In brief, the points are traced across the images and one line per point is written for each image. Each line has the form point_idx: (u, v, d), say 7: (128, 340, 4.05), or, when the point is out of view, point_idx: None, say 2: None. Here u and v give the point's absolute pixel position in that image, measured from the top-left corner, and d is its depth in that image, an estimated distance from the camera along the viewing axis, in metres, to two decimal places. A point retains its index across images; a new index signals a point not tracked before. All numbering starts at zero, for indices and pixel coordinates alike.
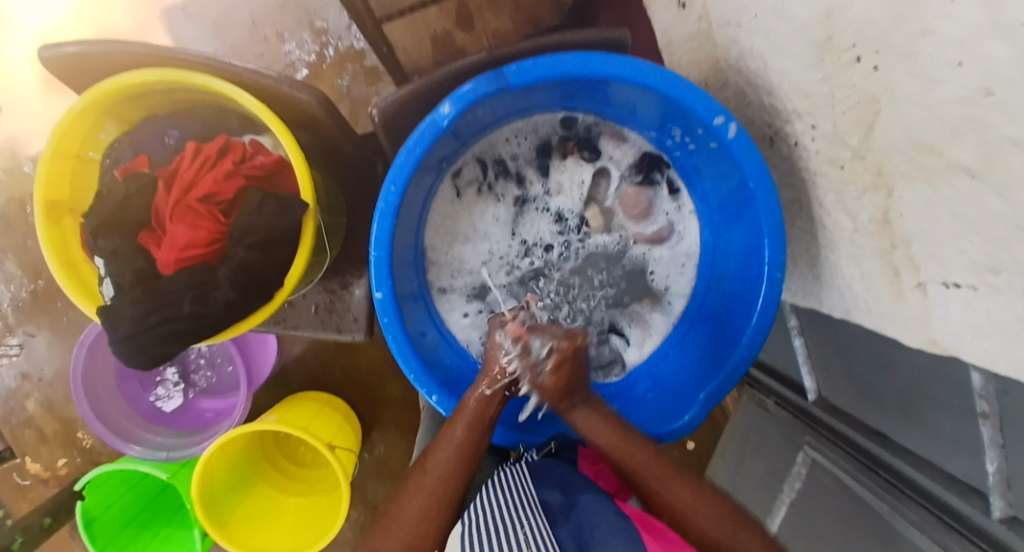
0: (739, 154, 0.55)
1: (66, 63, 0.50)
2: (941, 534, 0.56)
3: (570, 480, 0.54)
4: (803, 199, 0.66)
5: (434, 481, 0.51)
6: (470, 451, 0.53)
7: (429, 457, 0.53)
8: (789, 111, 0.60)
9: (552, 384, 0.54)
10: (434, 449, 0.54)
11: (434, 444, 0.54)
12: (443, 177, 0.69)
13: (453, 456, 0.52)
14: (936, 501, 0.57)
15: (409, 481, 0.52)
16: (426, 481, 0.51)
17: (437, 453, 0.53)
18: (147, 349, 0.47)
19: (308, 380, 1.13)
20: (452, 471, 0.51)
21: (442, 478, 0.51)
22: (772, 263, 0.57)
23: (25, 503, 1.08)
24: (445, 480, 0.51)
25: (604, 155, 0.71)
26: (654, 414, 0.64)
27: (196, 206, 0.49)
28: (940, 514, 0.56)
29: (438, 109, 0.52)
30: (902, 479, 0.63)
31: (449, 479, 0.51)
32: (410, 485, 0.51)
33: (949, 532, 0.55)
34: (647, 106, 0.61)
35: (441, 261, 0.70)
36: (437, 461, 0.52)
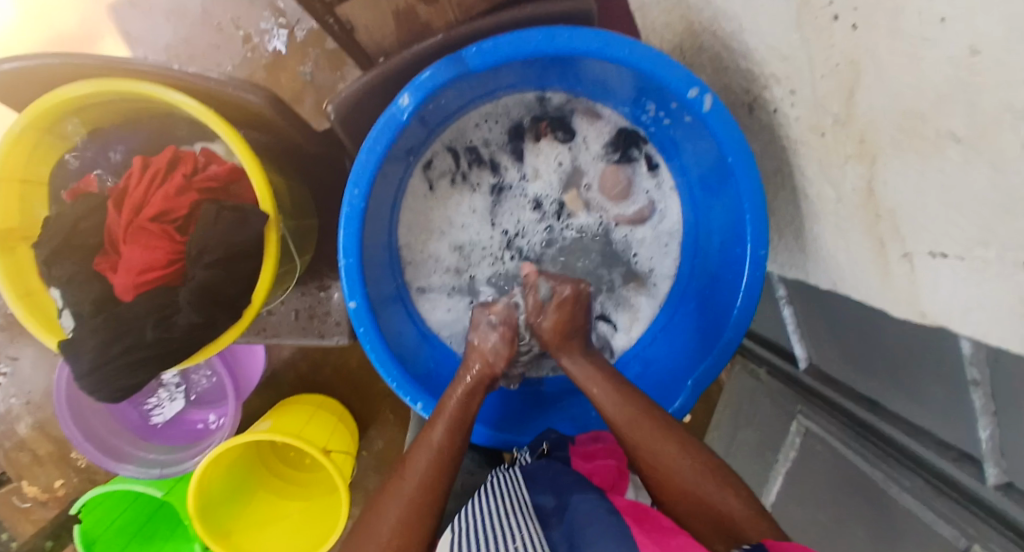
0: (717, 128, 0.53)
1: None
2: (932, 500, 0.55)
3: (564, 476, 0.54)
4: (785, 168, 0.64)
5: (414, 486, 0.48)
6: (450, 451, 0.52)
7: (408, 460, 0.51)
8: (767, 77, 0.58)
9: (554, 325, 0.58)
10: (413, 450, 0.52)
11: (414, 446, 0.52)
12: (414, 171, 0.66)
13: (432, 455, 0.51)
14: (926, 467, 0.56)
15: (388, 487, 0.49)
16: (405, 487, 0.48)
17: (416, 455, 0.51)
18: (111, 381, 0.45)
19: (301, 382, 1.11)
20: (433, 474, 0.49)
21: (423, 484, 0.49)
22: (755, 239, 0.55)
23: (27, 524, 1.08)
24: (425, 485, 0.49)
25: (579, 135, 0.68)
26: (644, 403, 0.64)
27: (149, 226, 0.47)
28: (934, 481, 0.55)
29: (396, 102, 0.49)
30: (892, 444, 0.62)
31: (429, 483, 0.49)
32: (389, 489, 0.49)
33: (941, 499, 0.54)
34: (619, 80, 0.58)
35: (419, 259, 0.69)
36: (416, 463, 0.50)
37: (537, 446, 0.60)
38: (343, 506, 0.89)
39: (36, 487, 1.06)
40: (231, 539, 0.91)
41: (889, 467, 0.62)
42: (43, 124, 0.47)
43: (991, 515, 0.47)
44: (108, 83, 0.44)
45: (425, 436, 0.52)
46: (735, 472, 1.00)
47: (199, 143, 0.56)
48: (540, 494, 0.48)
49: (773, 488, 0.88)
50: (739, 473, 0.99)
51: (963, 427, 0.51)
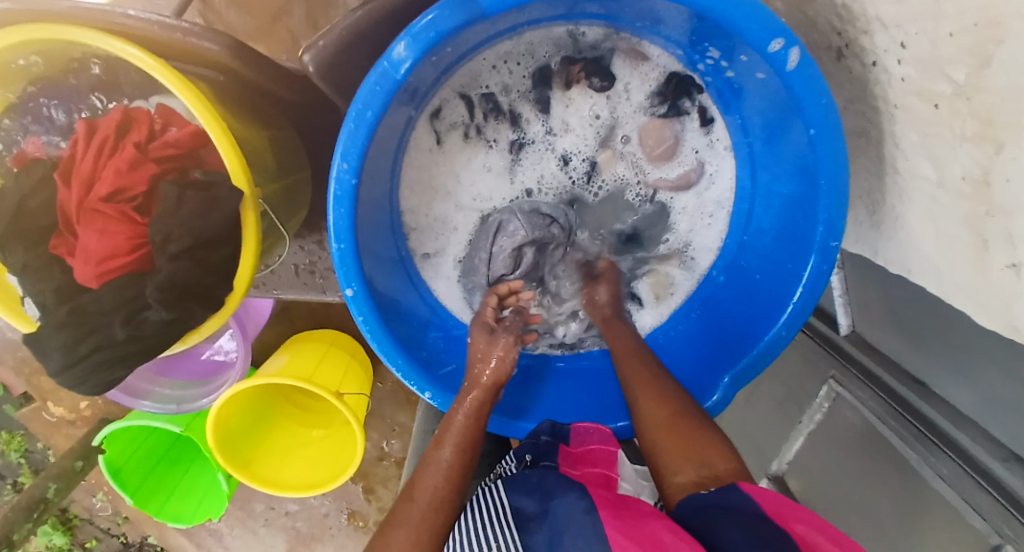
0: (800, 92, 0.42)
1: None
2: (967, 489, 0.51)
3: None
4: (872, 132, 0.52)
5: (428, 510, 0.41)
6: (465, 467, 0.45)
7: (416, 483, 0.44)
8: (869, 18, 0.44)
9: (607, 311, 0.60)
10: (421, 472, 0.45)
11: (422, 466, 0.45)
12: (418, 123, 0.55)
13: (445, 476, 0.44)
14: (969, 460, 0.51)
15: (394, 513, 0.42)
16: (417, 511, 0.41)
17: (424, 477, 0.44)
18: (89, 377, 0.42)
19: (311, 318, 1.09)
20: (446, 495, 0.43)
21: (432, 505, 0.42)
22: (828, 229, 0.46)
23: (60, 438, 1.12)
24: (437, 510, 0.42)
25: (618, 81, 0.57)
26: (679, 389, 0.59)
27: (101, 208, 0.40)
28: (975, 477, 0.50)
29: (390, 54, 0.39)
30: (933, 428, 0.57)
31: (444, 503, 0.42)
32: (397, 515, 0.41)
33: (981, 492, 0.49)
34: (676, 18, 0.46)
35: (424, 223, 0.61)
36: (426, 486, 0.43)
37: (522, 456, 0.52)
38: (359, 445, 0.91)
39: (63, 408, 1.10)
40: (253, 469, 0.94)
41: (924, 450, 0.57)
42: None
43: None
44: (31, 29, 0.35)
45: (433, 455, 0.45)
46: (751, 426, 0.98)
47: (154, 98, 0.46)
48: None
49: (792, 448, 0.83)
50: (755, 427, 0.96)
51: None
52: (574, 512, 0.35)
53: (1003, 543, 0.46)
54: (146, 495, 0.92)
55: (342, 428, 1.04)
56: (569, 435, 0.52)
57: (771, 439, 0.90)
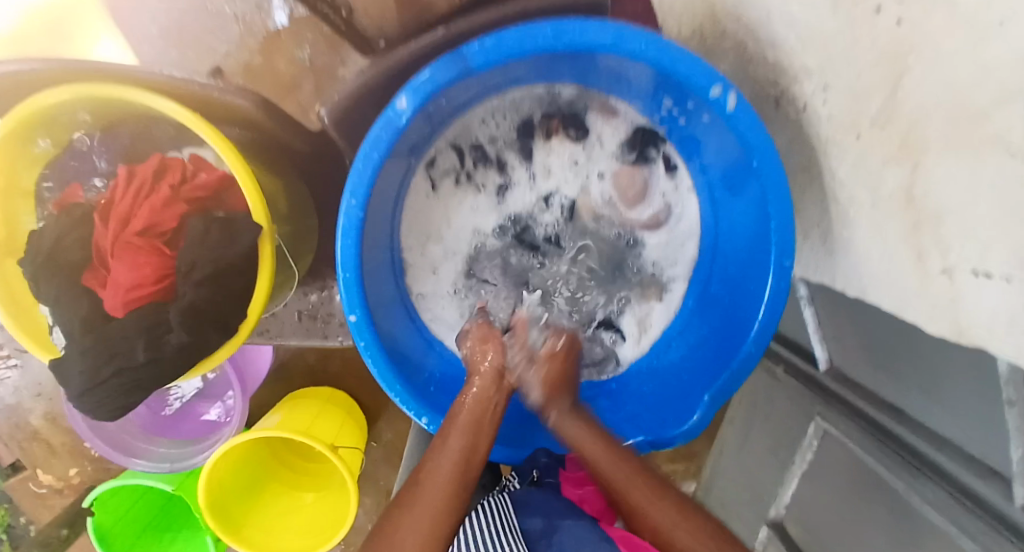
0: (743, 129, 0.49)
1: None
2: (954, 513, 0.51)
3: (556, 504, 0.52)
4: (814, 168, 0.59)
5: (438, 494, 0.44)
6: (469, 457, 0.48)
7: (423, 469, 0.46)
8: (797, 69, 0.53)
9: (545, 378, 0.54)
10: (429, 460, 0.47)
11: (429, 456, 0.48)
12: (416, 169, 0.62)
13: (452, 464, 0.46)
14: (954, 482, 0.53)
15: (403, 494, 0.45)
16: (428, 491, 0.44)
17: (433, 464, 0.46)
18: (105, 401, 0.44)
19: (308, 374, 1.09)
20: (453, 480, 0.45)
21: (442, 490, 0.44)
22: (781, 248, 0.51)
23: (44, 511, 1.08)
24: (445, 495, 0.44)
25: (592, 133, 0.65)
26: (665, 409, 0.61)
27: (134, 242, 0.44)
28: (962, 498, 0.51)
29: (392, 105, 0.46)
30: (918, 455, 0.58)
31: (451, 489, 0.45)
32: (406, 499, 0.44)
33: (967, 514, 0.50)
34: (636, 75, 0.54)
35: (419, 264, 0.66)
36: (435, 470, 0.46)
37: (527, 473, 0.60)
38: (351, 508, 0.89)
39: (50, 476, 1.07)
40: (241, 533, 0.90)
41: (910, 476, 0.59)
42: (23, 132, 0.44)
43: (1018, 535, 0.44)
44: (90, 86, 0.42)
45: (439, 451, 0.47)
46: (748, 472, 0.97)
47: (186, 148, 0.52)
48: None
49: (788, 491, 0.84)
50: (753, 470, 0.96)
51: (994, 438, 0.48)
52: (589, 542, 0.44)
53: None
54: None
55: (334, 493, 1.01)
56: (568, 462, 0.60)
57: (768, 482, 0.90)
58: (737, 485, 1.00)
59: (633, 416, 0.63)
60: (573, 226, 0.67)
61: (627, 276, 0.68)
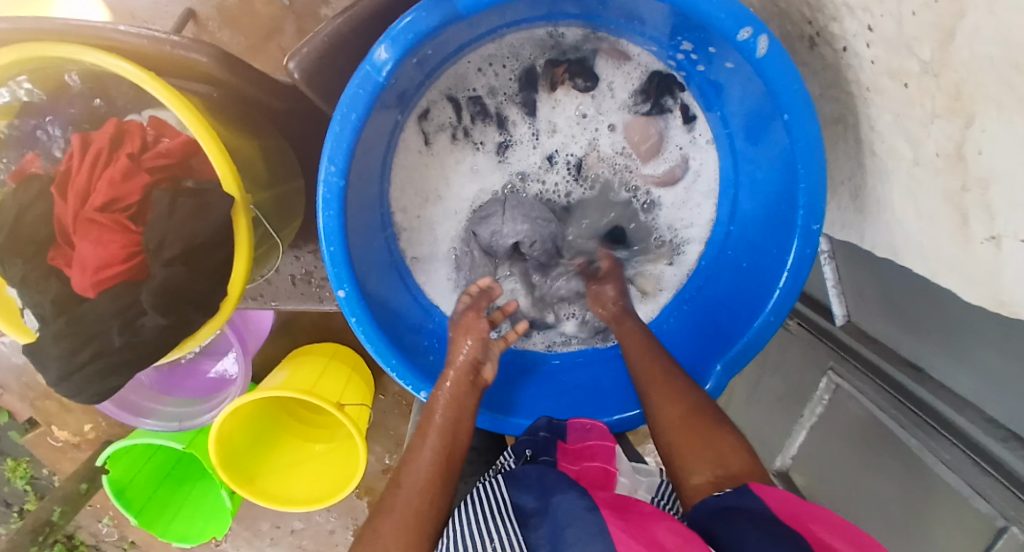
0: (772, 78, 0.43)
1: None
2: (971, 474, 0.51)
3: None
4: (849, 117, 0.53)
5: (418, 494, 0.42)
6: (449, 448, 0.46)
7: (402, 470, 0.45)
8: (837, 5, 0.46)
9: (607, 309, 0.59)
10: (409, 458, 0.45)
11: (409, 453, 0.46)
12: (407, 124, 0.56)
13: (433, 460, 0.45)
14: (969, 443, 0.51)
15: (384, 497, 0.43)
16: (410, 492, 0.43)
17: (411, 463, 0.45)
18: (88, 385, 0.42)
19: (312, 330, 1.09)
20: (434, 475, 0.44)
21: (423, 486, 0.43)
22: (809, 212, 0.46)
23: (66, 462, 1.13)
24: (428, 491, 0.43)
25: (602, 81, 0.58)
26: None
27: (97, 218, 0.41)
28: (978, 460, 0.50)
29: (370, 57, 0.40)
30: (936, 416, 0.56)
31: (432, 486, 0.43)
32: (388, 499, 0.43)
33: (983, 476, 0.49)
34: (652, 14, 0.47)
35: (414, 226, 0.61)
36: (415, 469, 0.44)
37: (521, 452, 0.52)
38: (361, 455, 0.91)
39: (67, 431, 1.10)
40: (256, 485, 0.93)
41: (926, 436, 0.57)
42: None
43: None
44: (26, 47, 0.37)
45: (415, 450, 0.45)
46: (755, 422, 0.98)
47: (146, 111, 0.48)
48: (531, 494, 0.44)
49: (795, 441, 0.85)
50: (760, 423, 0.96)
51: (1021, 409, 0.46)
52: (575, 511, 0.36)
53: (1008, 526, 0.47)
54: (152, 514, 0.92)
55: (345, 440, 1.04)
56: (566, 431, 0.53)
57: (777, 434, 0.90)
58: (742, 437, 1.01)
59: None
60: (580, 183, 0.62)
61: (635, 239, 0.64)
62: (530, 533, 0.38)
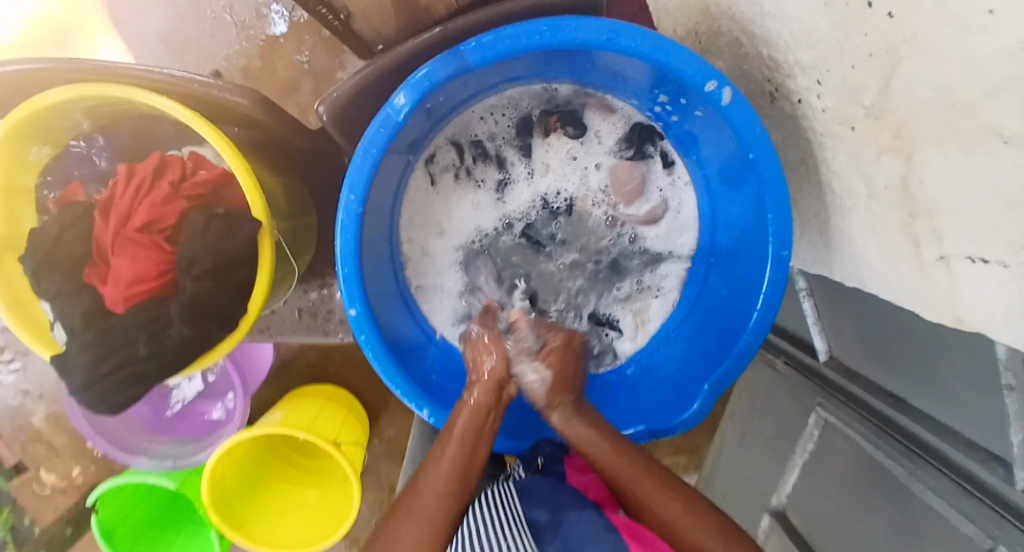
0: (738, 122, 0.49)
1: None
2: (956, 498, 0.52)
3: (562, 494, 0.51)
4: (809, 160, 0.59)
5: (433, 506, 0.46)
6: (466, 467, 0.49)
7: (420, 480, 0.47)
8: (791, 64, 0.53)
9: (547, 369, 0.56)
10: (425, 472, 0.48)
11: (424, 466, 0.49)
12: (415, 165, 0.62)
13: (447, 477, 0.47)
14: (954, 468, 0.53)
15: (399, 505, 0.46)
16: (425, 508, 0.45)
17: (428, 478, 0.47)
18: (108, 396, 0.44)
19: (310, 371, 1.10)
20: (446, 494, 0.46)
21: (438, 503, 0.46)
22: (778, 240, 0.51)
23: (48, 511, 1.09)
24: (440, 506, 0.46)
25: (590, 129, 0.65)
26: (661, 407, 0.61)
27: (136, 238, 0.45)
28: (960, 480, 0.52)
29: (391, 102, 0.46)
30: (919, 442, 0.58)
31: (447, 500, 0.46)
32: (401, 511, 0.46)
33: (969, 500, 0.50)
34: (634, 72, 0.55)
35: (419, 258, 0.65)
36: (429, 484, 0.47)
37: (532, 460, 0.58)
38: (355, 498, 0.90)
39: (53, 476, 1.08)
40: (245, 528, 0.91)
41: (912, 464, 0.59)
42: (27, 131, 0.44)
43: (1019, 518, 0.44)
44: (93, 87, 0.42)
45: (432, 468, 0.48)
46: (748, 465, 0.98)
47: (186, 147, 0.54)
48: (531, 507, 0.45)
49: (788, 481, 0.84)
50: (753, 466, 0.96)
51: (996, 428, 0.47)
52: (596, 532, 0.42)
53: (995, 548, 0.46)
54: None
55: (339, 486, 1.02)
56: (572, 448, 0.59)
57: (768, 476, 0.90)
58: (738, 481, 1.00)
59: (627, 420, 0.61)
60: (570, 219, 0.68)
61: (622, 271, 0.68)
62: (546, 547, 0.43)
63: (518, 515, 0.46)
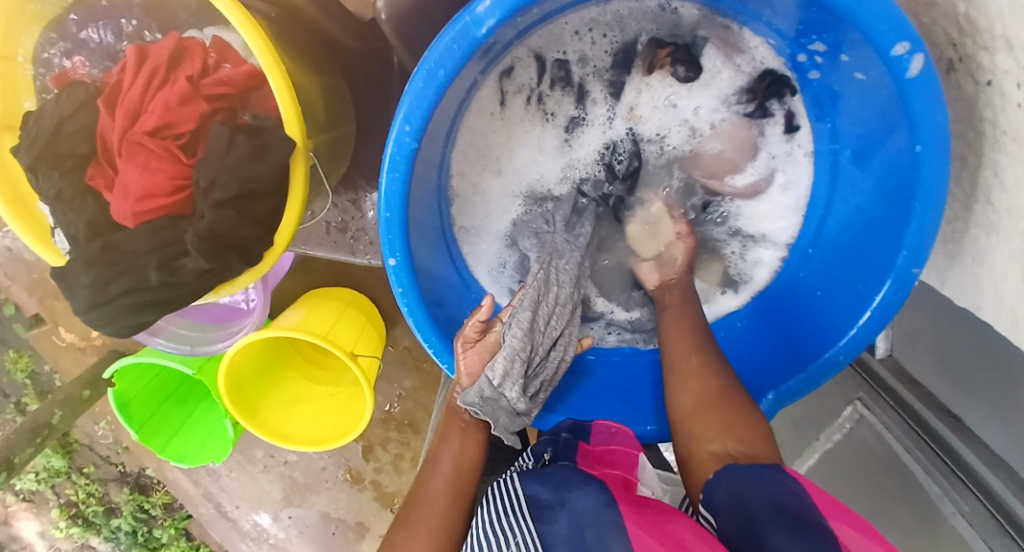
0: (915, 104, 0.38)
1: None
2: (989, 534, 0.47)
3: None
4: (970, 159, 0.48)
5: (439, 509, 0.45)
6: (461, 464, 0.47)
7: (423, 484, 0.47)
8: (994, 35, 0.40)
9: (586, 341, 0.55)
10: (427, 474, 0.47)
11: (426, 469, 0.48)
12: (485, 82, 0.51)
13: (449, 480, 0.47)
14: (991, 498, 0.49)
15: (406, 511, 0.45)
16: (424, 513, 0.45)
17: (427, 485, 0.47)
18: (116, 320, 0.40)
19: (331, 273, 1.06)
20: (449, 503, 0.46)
21: (445, 504, 0.45)
22: (912, 255, 0.43)
23: (69, 363, 1.13)
24: (447, 505, 0.45)
25: (705, 71, 0.54)
26: (809, 327, 0.52)
27: (146, 143, 0.37)
28: (995, 513, 0.48)
29: (468, 11, 0.35)
30: (964, 467, 0.53)
31: (452, 500, 0.46)
32: (405, 517, 0.45)
33: (1001, 537, 0.46)
34: (784, 3, 0.42)
35: (470, 197, 0.57)
36: (433, 487, 0.46)
37: (540, 454, 0.49)
38: (367, 406, 0.90)
39: (74, 334, 1.10)
40: (260, 418, 0.94)
41: (948, 484, 0.54)
42: None
43: None
44: None
45: (431, 474, 0.47)
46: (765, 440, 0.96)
47: (209, 29, 0.42)
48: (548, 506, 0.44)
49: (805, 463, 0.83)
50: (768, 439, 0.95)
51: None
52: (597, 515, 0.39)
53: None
54: (150, 430, 0.93)
55: (349, 388, 1.04)
56: (590, 433, 0.51)
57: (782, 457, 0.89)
58: None
59: (731, 364, 0.57)
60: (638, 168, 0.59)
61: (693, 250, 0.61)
62: None
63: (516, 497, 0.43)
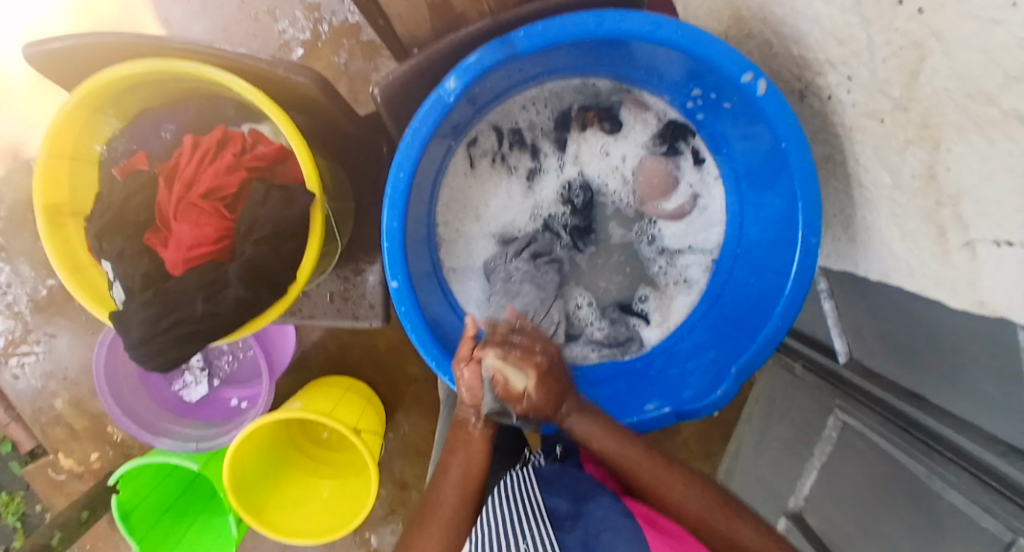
0: (771, 112, 0.51)
1: (70, 60, 0.49)
2: (976, 493, 0.49)
3: (582, 485, 0.51)
4: (837, 156, 0.62)
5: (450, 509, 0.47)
6: (466, 474, 0.50)
7: (435, 491, 0.49)
8: (822, 62, 0.56)
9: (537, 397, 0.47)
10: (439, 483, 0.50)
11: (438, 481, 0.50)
12: (456, 150, 0.65)
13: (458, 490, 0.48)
14: (973, 461, 0.50)
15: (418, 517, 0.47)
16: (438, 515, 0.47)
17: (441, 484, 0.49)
18: (163, 352, 0.47)
19: (330, 362, 1.11)
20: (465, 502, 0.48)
21: (456, 505, 0.47)
22: (807, 228, 0.52)
23: (61, 498, 1.06)
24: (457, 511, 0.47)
25: (625, 125, 0.68)
26: (757, 309, 0.60)
27: (199, 203, 0.48)
28: (980, 473, 0.49)
29: (442, 84, 0.49)
30: (942, 439, 0.55)
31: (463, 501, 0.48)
32: (417, 522, 0.47)
33: (992, 494, 0.47)
34: (670, 66, 0.57)
35: (455, 240, 0.68)
36: (448, 490, 0.48)
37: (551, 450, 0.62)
38: (373, 485, 0.89)
39: (71, 460, 1.05)
40: (266, 517, 0.91)
41: (932, 460, 0.56)
42: (95, 101, 0.49)
43: None
44: (161, 61, 0.45)
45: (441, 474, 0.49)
46: (765, 468, 0.96)
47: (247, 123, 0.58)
48: (552, 499, 0.47)
49: (806, 483, 0.82)
50: (770, 469, 0.95)
51: (1014, 419, 0.45)
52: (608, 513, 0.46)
53: (1017, 539, 0.43)
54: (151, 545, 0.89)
55: (354, 476, 1.03)
56: None
57: (786, 481, 0.88)
58: (755, 485, 0.99)
59: (699, 364, 0.64)
60: (592, 201, 0.71)
61: (638, 267, 0.73)
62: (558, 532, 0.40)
63: (533, 497, 0.47)
